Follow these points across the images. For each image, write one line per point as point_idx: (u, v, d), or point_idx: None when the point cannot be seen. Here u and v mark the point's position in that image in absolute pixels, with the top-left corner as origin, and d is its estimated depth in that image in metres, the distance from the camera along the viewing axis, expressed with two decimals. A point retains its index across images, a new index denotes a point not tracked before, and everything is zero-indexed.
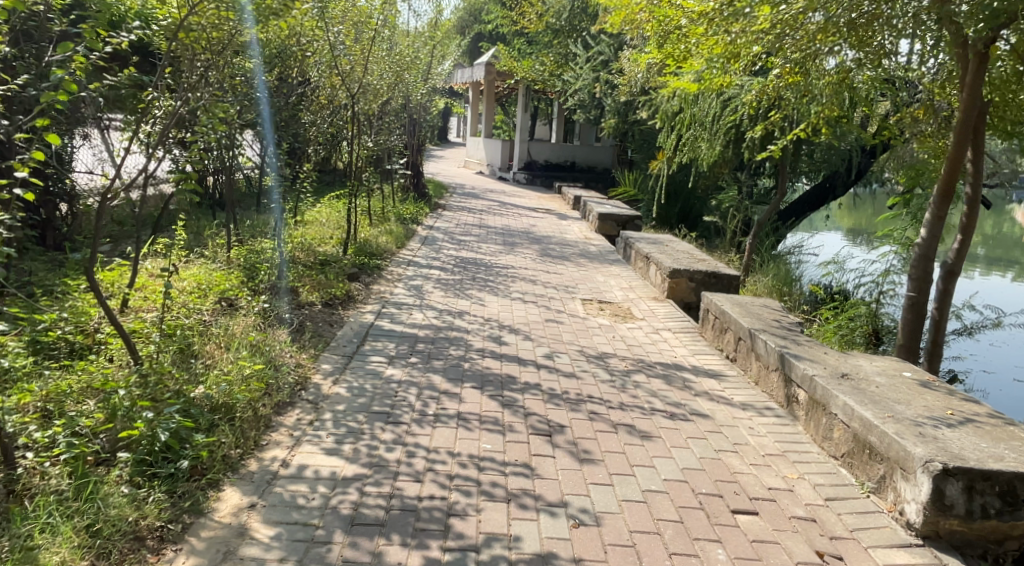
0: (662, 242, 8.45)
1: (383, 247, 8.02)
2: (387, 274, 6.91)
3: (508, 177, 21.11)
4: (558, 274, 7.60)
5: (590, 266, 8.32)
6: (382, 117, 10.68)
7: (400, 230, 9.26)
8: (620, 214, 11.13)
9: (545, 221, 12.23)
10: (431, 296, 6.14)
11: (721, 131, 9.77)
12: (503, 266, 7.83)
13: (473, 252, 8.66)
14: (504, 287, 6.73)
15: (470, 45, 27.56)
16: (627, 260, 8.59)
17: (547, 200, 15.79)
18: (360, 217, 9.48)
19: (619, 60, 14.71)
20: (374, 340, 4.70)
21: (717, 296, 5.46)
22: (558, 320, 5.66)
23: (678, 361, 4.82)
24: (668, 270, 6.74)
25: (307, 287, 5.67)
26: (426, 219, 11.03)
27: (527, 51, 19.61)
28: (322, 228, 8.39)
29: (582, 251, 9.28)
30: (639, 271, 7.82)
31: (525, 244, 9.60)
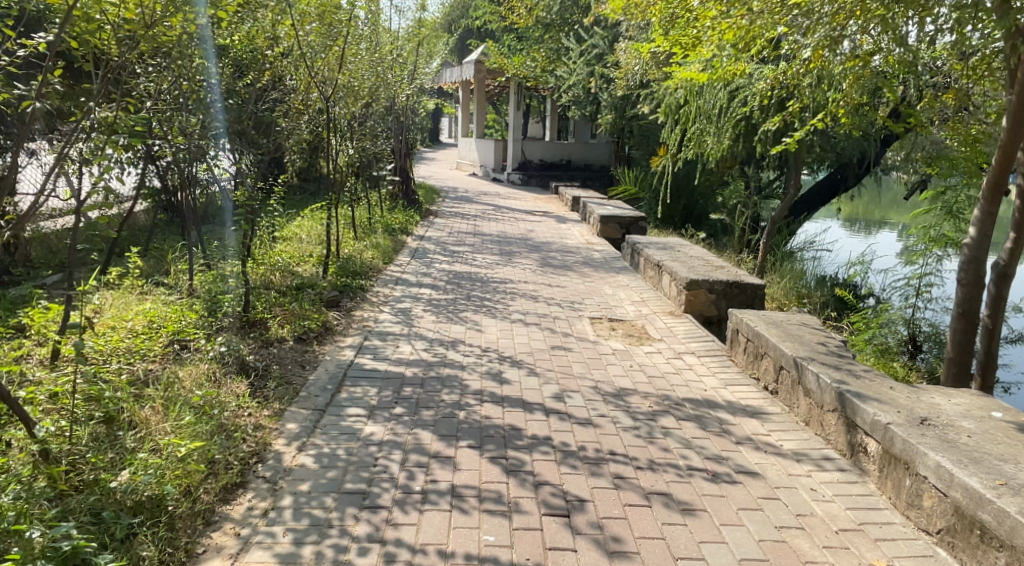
0: (673, 247, 7.79)
1: (369, 263, 7.32)
2: (372, 296, 6.21)
3: (503, 178, 20.42)
4: (562, 288, 6.90)
5: (595, 276, 7.62)
6: (366, 121, 9.98)
7: (388, 243, 8.55)
8: (621, 215, 10.43)
9: (543, 226, 11.54)
10: (420, 322, 5.43)
11: (730, 124, 9.11)
12: (501, 280, 7.14)
13: (467, 264, 7.95)
14: (503, 306, 6.03)
15: (459, 44, 26.87)
16: (635, 267, 7.90)
17: (544, 202, 15.09)
18: (345, 230, 8.77)
19: (615, 53, 14.03)
20: (352, 384, 4.01)
21: (746, 313, 4.78)
22: (565, 346, 4.95)
23: (709, 396, 4.12)
24: (685, 281, 6.06)
25: (280, 320, 4.98)
26: (417, 229, 10.33)
27: (517, 47, 18.91)
28: (301, 245, 7.68)
29: (585, 259, 8.59)
30: (651, 280, 7.15)
31: (523, 252, 8.90)
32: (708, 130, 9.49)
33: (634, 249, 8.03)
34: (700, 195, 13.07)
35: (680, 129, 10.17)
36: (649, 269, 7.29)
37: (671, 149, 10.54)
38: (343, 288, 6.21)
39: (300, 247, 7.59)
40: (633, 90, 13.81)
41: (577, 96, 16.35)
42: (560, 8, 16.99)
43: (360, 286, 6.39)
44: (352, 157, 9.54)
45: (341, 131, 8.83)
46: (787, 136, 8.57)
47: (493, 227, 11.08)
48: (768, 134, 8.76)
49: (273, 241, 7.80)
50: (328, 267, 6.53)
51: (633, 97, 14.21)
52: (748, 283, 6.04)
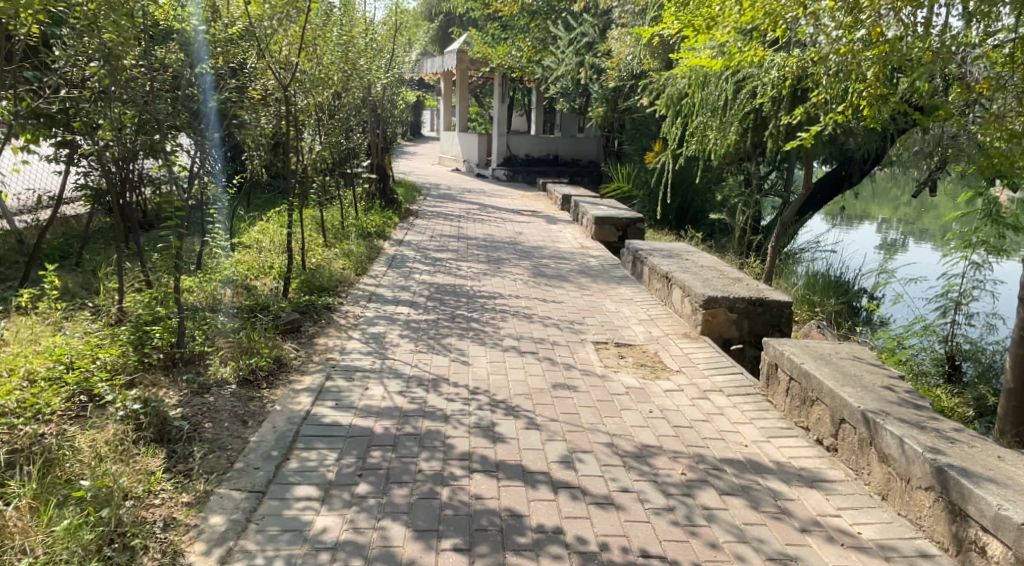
0: (678, 254, 7.03)
1: (338, 277, 6.45)
2: (340, 317, 5.35)
3: (487, 174, 19.55)
4: (558, 303, 6.07)
5: (595, 288, 6.80)
6: (339, 114, 9.09)
7: (362, 250, 7.68)
8: (618, 215, 9.64)
9: (532, 227, 10.71)
10: (395, 351, 4.59)
11: (737, 116, 8.31)
12: (488, 294, 6.30)
13: (450, 275, 7.11)
14: (492, 330, 5.19)
15: (440, 33, 25.88)
16: (638, 277, 7.12)
17: (531, 200, 14.27)
18: (313, 237, 7.86)
19: (607, 42, 13.21)
20: (304, 448, 3.16)
21: (785, 344, 3.99)
22: (569, 384, 4.13)
23: (753, 456, 3.32)
24: (701, 299, 5.26)
25: (225, 356, 4.13)
26: (396, 232, 9.46)
27: (502, 36, 18.02)
28: (262, 255, 6.79)
29: (581, 267, 7.77)
30: (657, 295, 6.37)
31: (512, 259, 8.06)
32: (713, 124, 8.70)
33: (636, 256, 7.26)
34: (697, 193, 12.32)
35: (680, 121, 9.35)
36: (656, 280, 6.50)
37: (669, 144, 9.74)
38: (303, 311, 5.33)
39: (258, 258, 6.70)
40: (625, 81, 13.00)
41: (566, 87, 15.51)
42: None
43: (324, 305, 5.52)
44: (322, 154, 8.65)
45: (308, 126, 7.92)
46: (801, 131, 7.83)
47: (478, 229, 10.23)
48: (779, 128, 7.98)
49: (230, 250, 6.91)
50: (289, 283, 5.67)
51: (626, 89, 13.40)
52: (771, 300, 5.23)
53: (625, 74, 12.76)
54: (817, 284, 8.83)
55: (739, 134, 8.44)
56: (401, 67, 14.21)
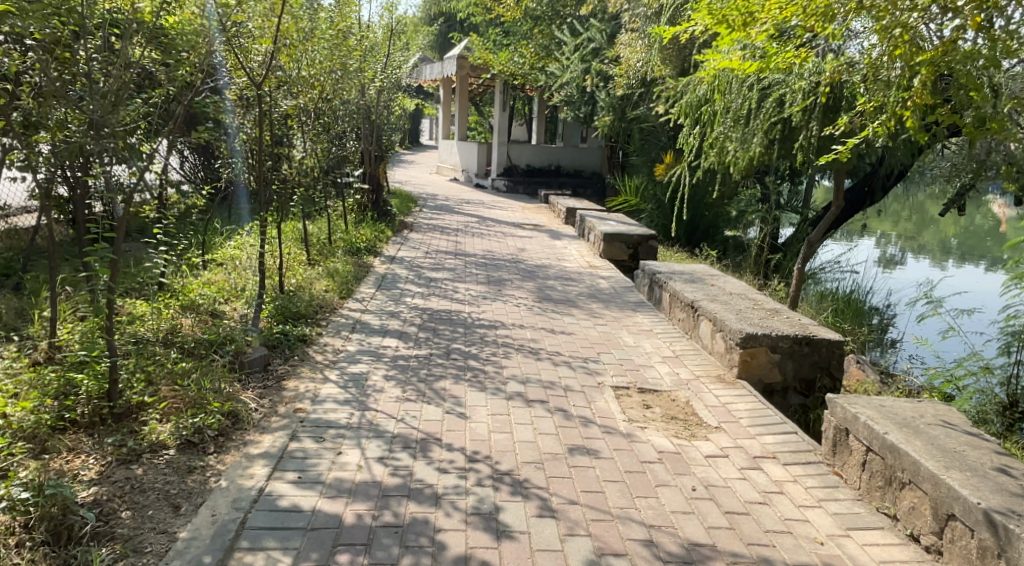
0: (702, 278, 6.30)
1: (319, 302, 5.70)
2: (317, 352, 4.60)
3: (486, 185, 18.84)
4: (569, 335, 5.32)
5: (608, 316, 6.05)
6: (327, 119, 8.37)
7: (347, 269, 6.95)
8: (629, 233, 8.93)
9: (535, 243, 9.98)
10: (377, 399, 3.83)
11: (764, 124, 7.60)
12: (489, 323, 5.56)
13: (446, 299, 6.36)
14: (493, 370, 4.43)
15: (439, 39, 25.22)
16: (655, 304, 6.40)
17: (533, 213, 13.56)
18: (294, 254, 7.13)
19: (615, 48, 12.54)
20: (248, 550, 2.41)
21: (855, 404, 3.25)
22: (589, 447, 3.38)
23: (832, 561, 2.58)
24: (739, 337, 4.52)
25: (169, 410, 3.34)
26: (387, 248, 8.72)
27: (503, 41, 17.35)
28: (234, 274, 6.05)
29: (591, 291, 7.03)
30: (680, 326, 5.64)
31: (514, 280, 7.32)
32: (736, 134, 7.98)
33: (653, 279, 6.54)
34: (709, 208, 11.64)
35: (697, 130, 8.62)
36: (677, 308, 5.77)
37: (684, 156, 9.01)
38: (273, 346, 4.56)
39: (230, 279, 5.96)
40: (634, 89, 12.31)
41: (570, 95, 14.83)
42: None
43: (298, 337, 4.76)
44: (308, 161, 7.92)
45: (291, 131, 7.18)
46: (835, 144, 7.15)
47: (477, 244, 9.49)
48: (810, 139, 7.28)
49: (200, 270, 6.17)
50: (260, 310, 4.91)
51: (634, 97, 12.71)
52: (820, 338, 4.50)
53: (635, 81, 12.06)
54: (846, 309, 8.11)
55: (765, 145, 7.72)
56: (397, 71, 13.50)
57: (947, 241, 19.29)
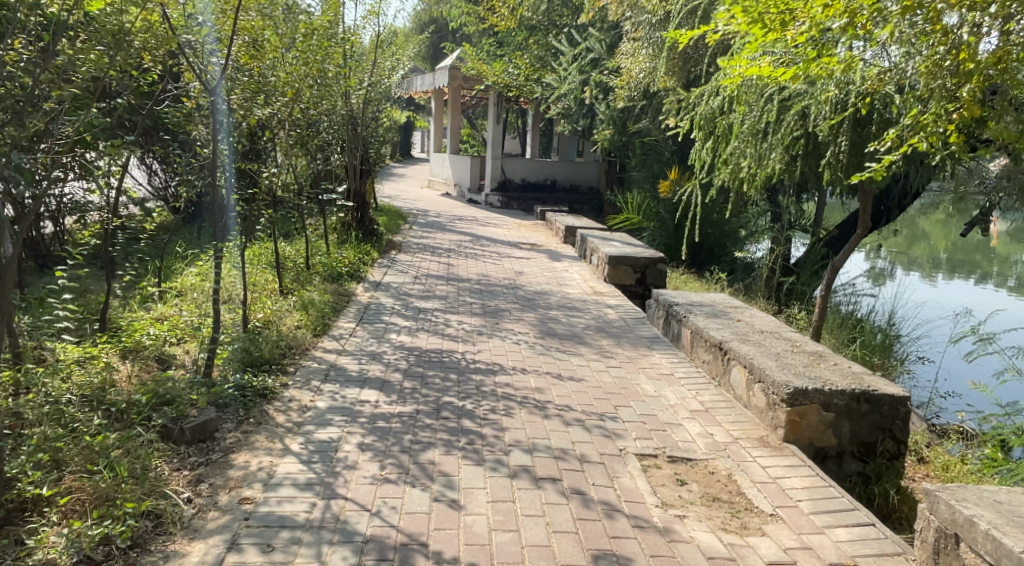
0: (724, 311, 5.57)
1: (288, 342, 4.95)
2: (279, 409, 3.84)
3: (479, 200, 18.13)
4: (579, 383, 4.57)
5: (620, 355, 5.31)
6: (305, 132, 7.64)
7: (326, 300, 6.19)
8: (636, 255, 8.22)
9: (533, 266, 9.26)
10: (348, 480, 3.07)
11: (785, 138, 6.89)
12: (486, 367, 4.80)
13: (436, 335, 5.61)
14: (492, 433, 3.67)
15: (431, 49, 24.60)
16: (672, 339, 5.66)
17: (530, 231, 12.85)
18: (264, 282, 6.38)
19: (616, 58, 11.87)
20: None
21: (966, 501, 2.52)
22: (620, 553, 2.64)
23: None
24: (784, 392, 3.79)
25: (71, 508, 2.63)
26: (373, 272, 7.97)
27: (497, 52, 16.71)
28: (191, 310, 5.30)
29: (599, 323, 6.29)
30: (705, 369, 4.90)
31: (513, 310, 6.58)
32: (753, 148, 7.26)
33: (669, 310, 5.80)
34: (716, 227, 10.96)
35: (709, 145, 7.91)
36: (700, 348, 5.03)
37: (695, 172, 8.30)
38: (224, 404, 3.79)
39: (186, 316, 5.20)
40: (636, 101, 11.65)
41: (568, 107, 14.17)
42: (546, 8, 14.93)
43: (257, 392, 4.00)
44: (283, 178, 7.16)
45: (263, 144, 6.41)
46: (868, 163, 6.47)
47: (471, 267, 8.76)
48: (839, 155, 6.56)
49: (154, 306, 5.41)
50: (214, 357, 4.15)
51: (636, 110, 12.05)
52: (882, 395, 3.78)
53: (636, 93, 11.39)
54: (873, 346, 7.38)
55: (786, 161, 7.03)
56: (386, 82, 12.82)
57: (939, 255, 18.86)
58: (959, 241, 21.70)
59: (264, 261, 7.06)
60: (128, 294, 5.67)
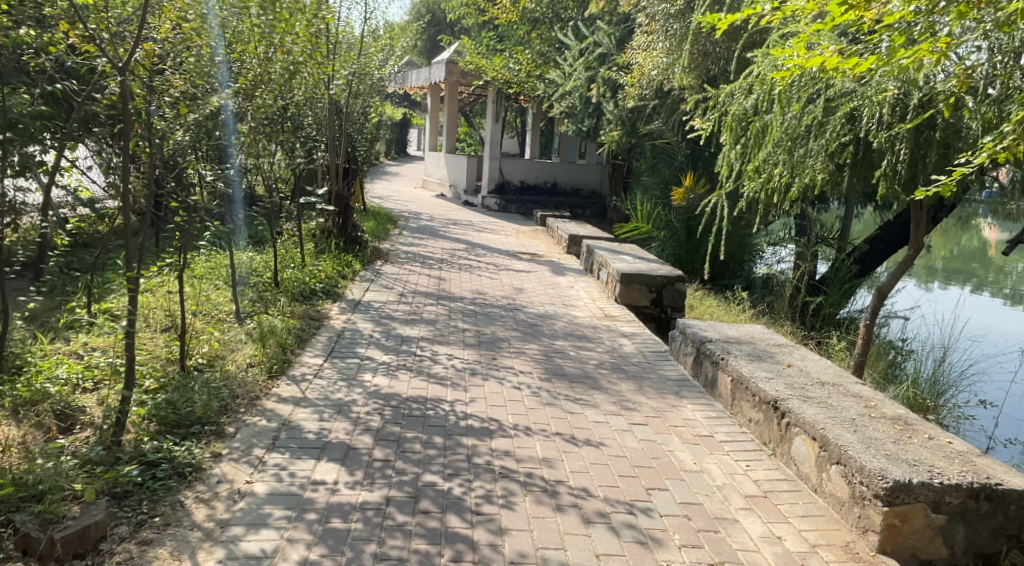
0: (768, 352, 4.60)
1: (232, 389, 3.98)
2: (200, 498, 2.85)
3: (475, 202, 17.13)
4: (598, 451, 3.60)
5: (644, 405, 4.33)
6: (268, 124, 6.67)
7: (289, 327, 5.21)
8: (652, 272, 7.27)
9: (534, 281, 8.31)
10: None
11: (831, 144, 5.94)
12: (480, 425, 3.82)
13: (420, 374, 4.63)
14: (488, 540, 2.70)
15: (427, 42, 23.62)
16: (704, 385, 4.70)
17: (529, 238, 11.89)
18: (218, 307, 5.41)
19: (628, 52, 10.89)
20: None
21: None
22: None
23: None
24: (880, 485, 2.84)
25: None
26: (352, 287, 7.00)
27: (497, 46, 15.73)
28: (118, 345, 4.32)
29: (614, 358, 5.33)
30: (754, 431, 3.94)
31: (513, 339, 5.60)
32: (789, 155, 6.29)
33: (700, 349, 4.83)
34: (733, 239, 10.04)
35: (734, 150, 6.94)
36: (747, 404, 4.06)
37: (720, 181, 7.31)
38: (124, 493, 2.82)
39: (109, 352, 4.23)
40: (647, 101, 10.73)
41: (573, 106, 13.21)
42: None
43: (175, 470, 3.03)
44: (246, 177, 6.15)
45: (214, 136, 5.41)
46: (936, 178, 5.54)
47: (465, 282, 7.80)
48: (897, 166, 5.64)
49: (75, 338, 4.42)
50: (122, 421, 3.17)
51: (648, 110, 11.09)
52: (1009, 491, 2.82)
53: (649, 92, 10.47)
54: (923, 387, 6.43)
55: (830, 170, 6.08)
56: (377, 74, 11.82)
57: (941, 263, 18.21)
58: (965, 250, 20.95)
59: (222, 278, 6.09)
60: (48, 320, 4.67)
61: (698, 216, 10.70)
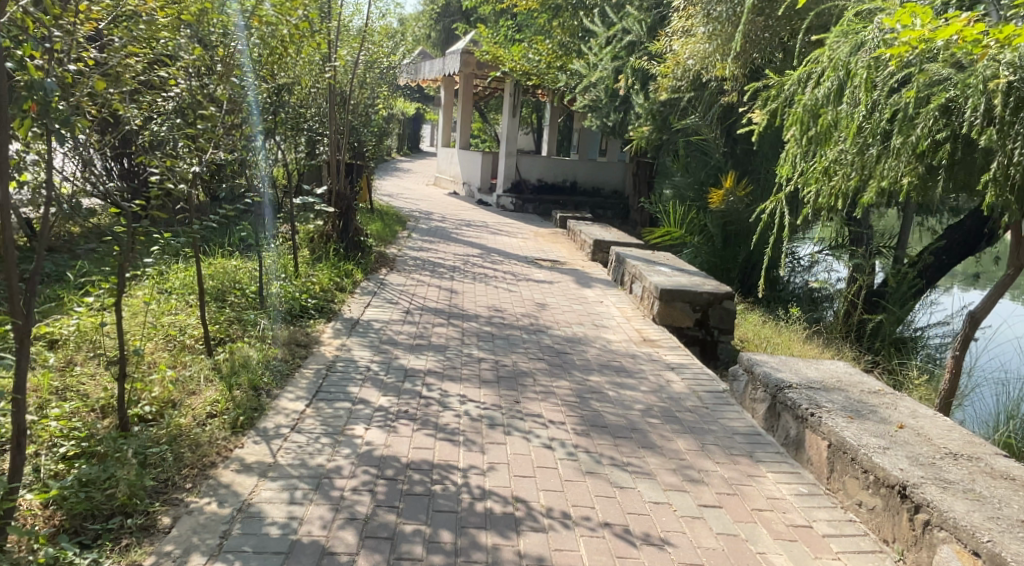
0: (867, 405, 3.64)
1: (180, 453, 3.06)
2: None
3: (490, 202, 16.17)
4: (663, 556, 2.63)
5: (713, 477, 3.35)
6: (251, 110, 5.80)
7: (267, 359, 4.26)
8: (696, 289, 6.30)
9: (558, 294, 7.36)
10: None
11: (920, 142, 4.82)
12: (503, 511, 2.86)
13: (426, 426, 3.67)
14: None
15: (442, 34, 22.76)
16: (784, 444, 3.74)
17: (549, 243, 10.93)
18: (183, 334, 4.49)
19: (662, 38, 9.89)
20: None
21: None
22: None
23: None
24: None
25: None
26: (350, 303, 6.08)
27: (515, 35, 14.81)
28: (44, 391, 3.43)
29: (664, 402, 4.35)
30: (866, 521, 2.99)
31: (539, 375, 4.63)
32: (866, 153, 5.27)
33: (777, 397, 3.88)
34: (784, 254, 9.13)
35: (793, 146, 5.92)
36: (853, 482, 3.11)
37: (781, 183, 6.23)
38: None
39: (30, 402, 3.35)
40: (682, 93, 9.79)
41: (597, 99, 12.26)
42: None
43: None
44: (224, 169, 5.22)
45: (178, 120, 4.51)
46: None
47: (481, 296, 6.86)
48: (1009, 169, 4.51)
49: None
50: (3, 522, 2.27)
51: (682, 103, 10.12)
52: None
53: (684, 83, 9.54)
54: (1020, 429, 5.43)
55: (919, 173, 4.97)
56: (386, 63, 10.92)
57: None
58: None
59: (194, 298, 5.18)
60: None
61: (736, 220, 9.77)
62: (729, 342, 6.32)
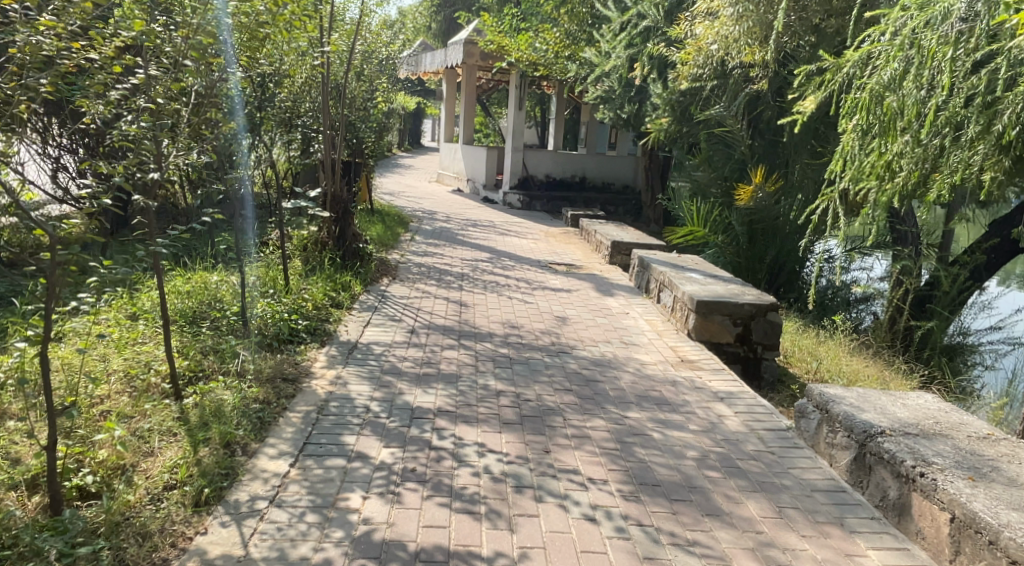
0: (984, 460, 2.94)
1: (123, 551, 2.37)
2: None
3: (496, 199, 15.45)
4: None
5: (805, 560, 2.64)
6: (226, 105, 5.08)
7: (245, 402, 3.55)
8: (737, 300, 5.59)
9: (578, 305, 6.65)
10: None
11: (1005, 133, 4.02)
12: None
13: (438, 490, 2.97)
14: None
15: (442, 24, 22.01)
16: (881, 507, 3.06)
17: (562, 244, 10.22)
18: (146, 371, 3.82)
19: (682, 22, 9.14)
20: None
21: None
22: None
23: None
24: None
25: None
26: (347, 322, 5.38)
27: (520, 24, 14.04)
28: None
29: (721, 446, 3.64)
30: None
31: (569, 413, 3.91)
32: (935, 144, 4.52)
33: (867, 446, 3.19)
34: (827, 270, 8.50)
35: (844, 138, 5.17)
36: None
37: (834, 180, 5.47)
38: None
39: None
40: (704, 82, 9.05)
41: (610, 90, 11.52)
42: None
43: None
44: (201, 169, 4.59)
45: (138, 119, 3.86)
46: None
47: (493, 309, 6.16)
48: None
49: None
50: None
51: (705, 92, 9.37)
52: None
53: (707, 71, 8.79)
54: None
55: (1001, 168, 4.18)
56: (384, 53, 10.18)
57: None
58: None
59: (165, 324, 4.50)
60: None
61: (764, 218, 9.05)
62: (774, 359, 5.59)
